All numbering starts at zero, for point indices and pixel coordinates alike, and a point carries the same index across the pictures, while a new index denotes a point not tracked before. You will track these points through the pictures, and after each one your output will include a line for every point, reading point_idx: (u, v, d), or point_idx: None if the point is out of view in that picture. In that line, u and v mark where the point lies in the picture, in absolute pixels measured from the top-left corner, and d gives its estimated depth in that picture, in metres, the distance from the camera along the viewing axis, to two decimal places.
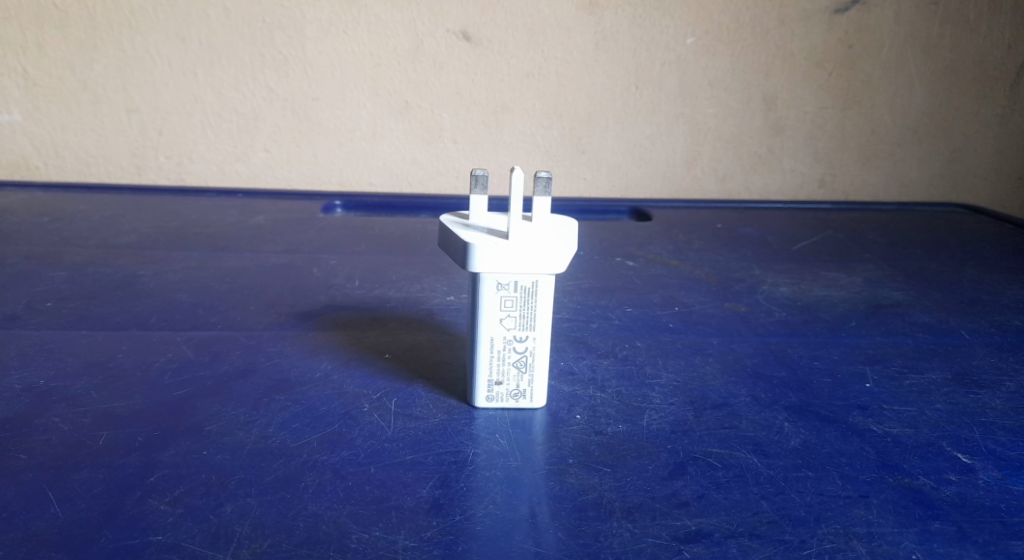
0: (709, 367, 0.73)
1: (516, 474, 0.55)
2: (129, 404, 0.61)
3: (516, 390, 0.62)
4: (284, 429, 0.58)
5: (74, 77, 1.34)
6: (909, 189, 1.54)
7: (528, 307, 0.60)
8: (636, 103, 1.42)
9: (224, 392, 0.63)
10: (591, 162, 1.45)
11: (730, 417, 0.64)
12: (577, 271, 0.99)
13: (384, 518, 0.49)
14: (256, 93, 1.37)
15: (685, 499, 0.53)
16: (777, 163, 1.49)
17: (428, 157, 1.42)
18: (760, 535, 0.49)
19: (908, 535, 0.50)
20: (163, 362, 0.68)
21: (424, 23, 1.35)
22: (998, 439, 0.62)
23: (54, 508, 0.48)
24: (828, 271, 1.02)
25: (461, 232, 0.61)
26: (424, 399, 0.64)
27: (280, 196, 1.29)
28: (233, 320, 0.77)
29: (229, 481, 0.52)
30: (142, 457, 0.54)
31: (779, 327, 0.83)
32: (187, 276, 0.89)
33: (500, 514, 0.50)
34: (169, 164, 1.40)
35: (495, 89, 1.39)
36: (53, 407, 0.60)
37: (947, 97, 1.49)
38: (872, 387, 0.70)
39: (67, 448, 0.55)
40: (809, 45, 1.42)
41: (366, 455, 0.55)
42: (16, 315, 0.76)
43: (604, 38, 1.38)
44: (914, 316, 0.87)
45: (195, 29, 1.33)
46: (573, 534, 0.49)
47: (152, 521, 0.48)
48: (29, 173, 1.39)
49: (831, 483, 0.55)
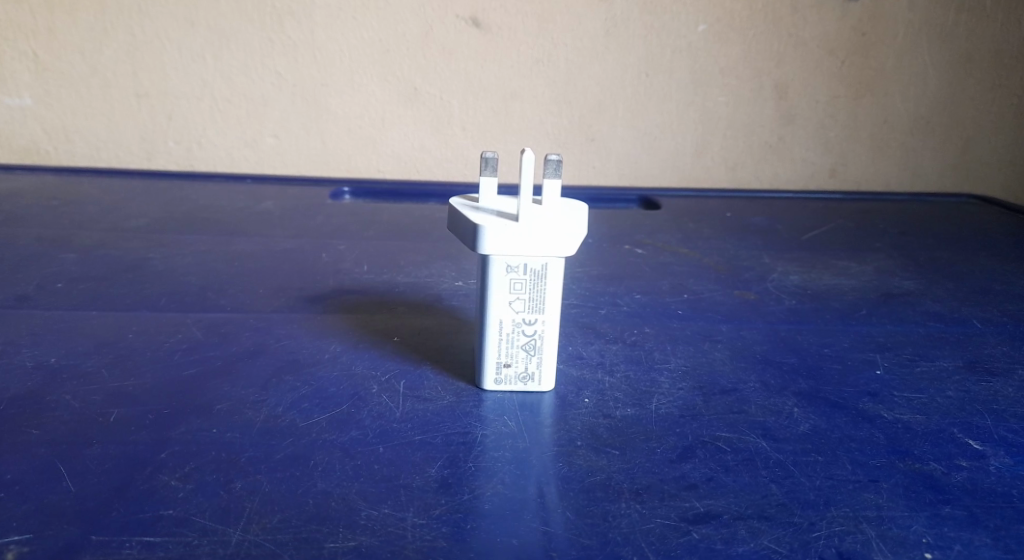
0: (717, 353, 0.72)
1: (525, 455, 0.54)
2: (139, 382, 0.61)
3: (524, 373, 0.62)
4: (293, 409, 0.58)
5: (84, 61, 1.34)
6: (920, 180, 1.53)
7: (537, 290, 0.60)
8: (645, 91, 1.42)
9: (234, 372, 0.63)
10: (601, 151, 1.45)
11: (739, 402, 0.63)
12: (585, 259, 0.98)
13: (392, 496, 0.49)
14: (265, 79, 1.37)
15: (693, 481, 0.52)
16: (787, 152, 1.48)
17: (436, 144, 1.42)
18: (769, 517, 0.49)
19: (918, 519, 0.50)
20: (173, 342, 0.68)
21: (434, 8, 1.34)
22: (1009, 427, 0.61)
23: (65, 483, 0.49)
24: (838, 260, 1.02)
25: (469, 214, 0.60)
26: (432, 381, 0.64)
27: (288, 181, 1.29)
28: (243, 303, 0.78)
29: (239, 458, 0.52)
30: (152, 434, 0.54)
31: (789, 314, 0.83)
32: (196, 260, 0.89)
33: (508, 493, 0.50)
34: (178, 150, 1.40)
35: (504, 76, 1.39)
36: (65, 384, 0.60)
37: (960, 87, 1.47)
38: (881, 373, 0.69)
39: (78, 424, 0.55)
40: (822, 33, 1.41)
41: (375, 435, 0.55)
42: (27, 295, 0.77)
43: (614, 25, 1.37)
44: (925, 305, 0.87)
45: (204, 13, 1.32)
46: (581, 514, 0.49)
47: (163, 495, 0.48)
48: (39, 158, 1.39)
49: (841, 467, 0.55)
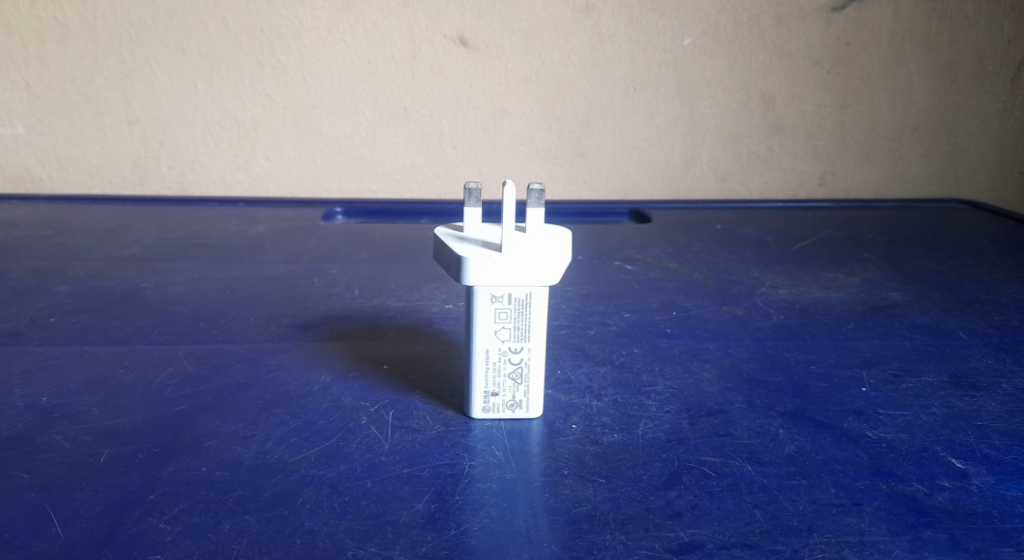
0: (705, 374, 0.73)
1: (512, 486, 0.55)
2: (129, 420, 0.61)
3: (512, 400, 0.63)
4: (282, 444, 0.59)
5: (75, 89, 1.35)
6: (910, 184, 1.53)
7: (522, 319, 0.61)
8: (633, 105, 1.42)
9: (224, 407, 0.64)
10: (591, 165, 1.45)
11: (725, 424, 0.64)
12: (575, 277, 0.99)
13: (379, 533, 0.50)
14: (255, 102, 1.37)
15: (678, 509, 0.53)
16: (777, 160, 1.48)
17: (428, 162, 1.43)
18: (752, 545, 0.50)
19: (899, 543, 0.50)
20: (164, 376, 0.69)
21: (421, 28, 1.35)
22: (993, 444, 0.62)
23: (56, 528, 0.49)
24: (826, 272, 1.03)
25: (453, 245, 0.61)
26: (420, 411, 0.64)
27: (280, 204, 1.30)
28: (233, 333, 0.78)
29: (228, 498, 0.52)
30: (142, 474, 0.55)
31: (777, 330, 0.84)
32: (188, 288, 0.90)
33: (494, 527, 0.51)
34: (171, 174, 1.41)
35: (493, 93, 1.39)
36: (56, 425, 0.61)
37: (947, 93, 1.48)
38: (867, 391, 0.70)
39: (69, 466, 0.55)
40: (806, 44, 1.42)
41: (363, 469, 0.56)
42: (19, 331, 0.77)
43: (601, 41, 1.38)
44: (912, 317, 0.87)
45: (193, 40, 1.33)
46: (566, 547, 0.49)
47: (152, 539, 0.48)
48: (33, 186, 1.40)
49: (824, 491, 0.55)
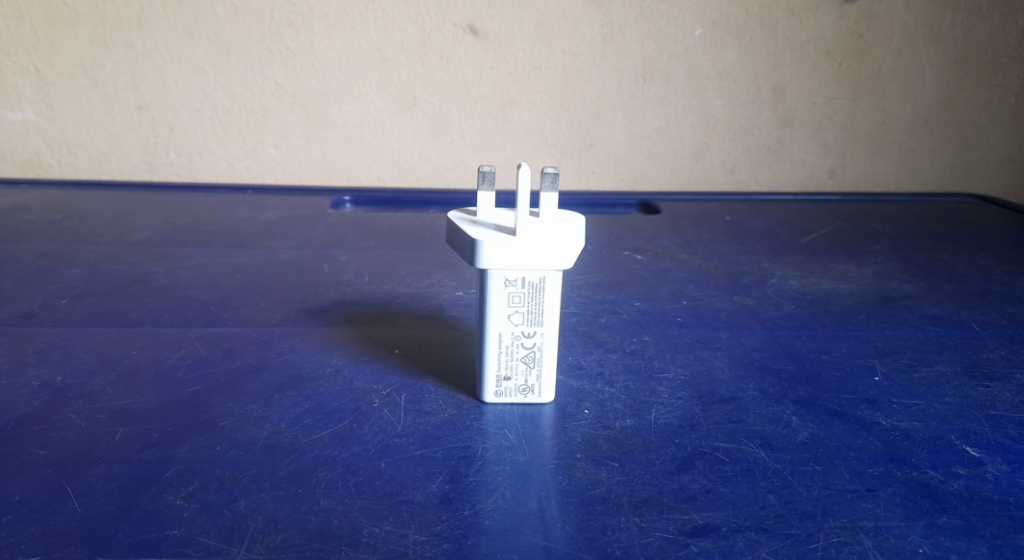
0: (717, 361, 0.73)
1: (525, 469, 0.55)
2: (143, 400, 0.61)
3: (524, 385, 0.63)
4: (296, 425, 0.59)
5: (85, 74, 1.35)
6: (919, 178, 1.53)
7: (536, 303, 0.60)
8: (643, 96, 1.42)
9: (237, 388, 0.64)
10: (599, 155, 1.45)
11: (738, 411, 0.64)
12: (585, 266, 0.99)
13: (394, 513, 0.50)
14: (264, 90, 1.37)
15: (692, 493, 0.53)
16: (786, 153, 1.48)
17: (436, 151, 1.43)
18: (767, 529, 0.50)
19: (915, 528, 0.50)
20: (176, 358, 0.69)
21: (431, 17, 1.35)
22: (1007, 433, 0.62)
23: (72, 503, 0.49)
24: (836, 263, 1.02)
25: (467, 228, 0.61)
26: (432, 394, 0.64)
27: (289, 192, 1.30)
28: (245, 317, 0.78)
29: (242, 476, 0.52)
30: (156, 452, 0.55)
31: (788, 320, 0.84)
32: (199, 273, 0.90)
33: (508, 508, 0.51)
34: (180, 161, 1.41)
35: (503, 83, 1.39)
36: (70, 403, 0.61)
37: (958, 86, 1.48)
38: (879, 380, 0.70)
39: (84, 443, 0.56)
40: (818, 36, 1.41)
41: (376, 450, 0.56)
42: (30, 312, 0.77)
43: (612, 31, 1.38)
44: (923, 309, 0.87)
45: (203, 26, 1.33)
46: (581, 528, 0.49)
47: (168, 515, 0.48)
48: (42, 171, 1.40)
49: (838, 477, 0.55)
